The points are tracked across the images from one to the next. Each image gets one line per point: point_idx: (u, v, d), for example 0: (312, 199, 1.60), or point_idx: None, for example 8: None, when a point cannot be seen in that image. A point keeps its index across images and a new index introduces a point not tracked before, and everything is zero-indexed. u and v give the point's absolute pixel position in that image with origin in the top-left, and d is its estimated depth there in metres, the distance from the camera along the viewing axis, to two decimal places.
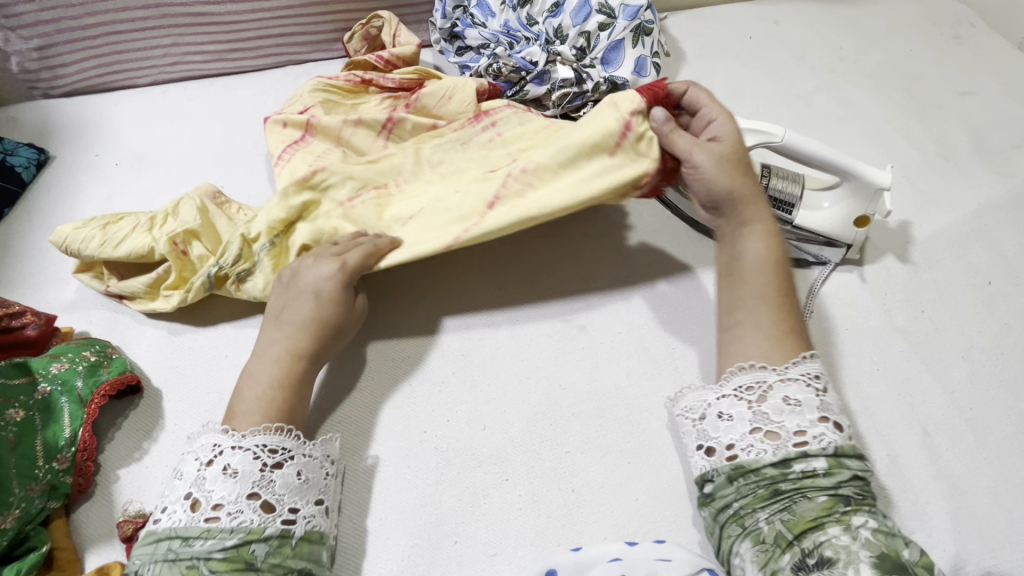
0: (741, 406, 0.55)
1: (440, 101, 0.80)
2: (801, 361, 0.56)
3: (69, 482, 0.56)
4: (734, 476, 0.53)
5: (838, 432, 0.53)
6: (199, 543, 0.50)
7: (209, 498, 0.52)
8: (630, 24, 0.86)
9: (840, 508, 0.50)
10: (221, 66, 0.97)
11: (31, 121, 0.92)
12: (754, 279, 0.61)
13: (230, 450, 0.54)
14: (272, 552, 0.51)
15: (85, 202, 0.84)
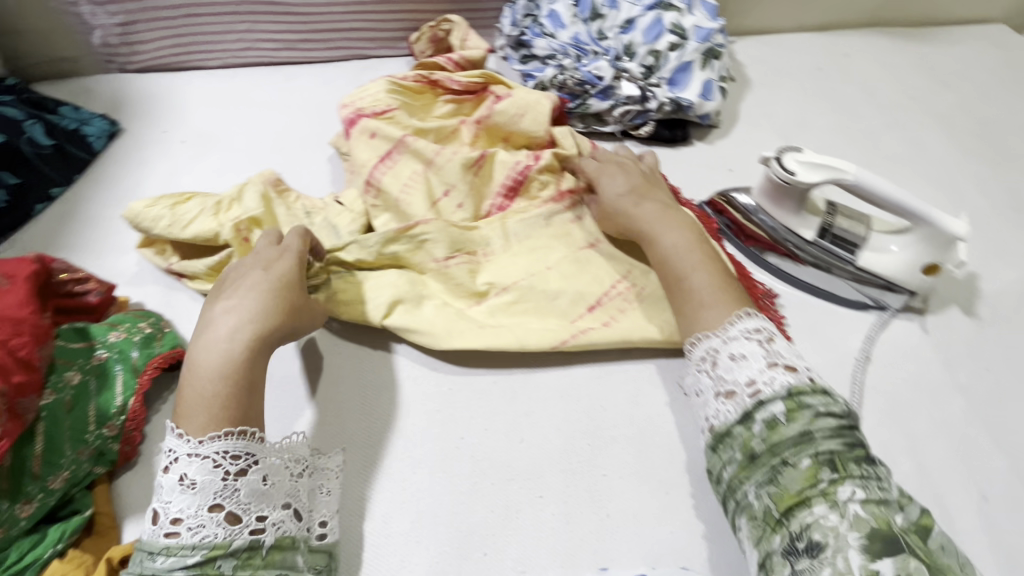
0: (704, 378, 0.59)
1: (512, 117, 0.83)
2: (743, 318, 0.60)
3: (116, 449, 0.57)
4: (716, 446, 0.56)
5: (790, 374, 0.56)
6: (162, 559, 0.48)
7: (166, 513, 0.49)
8: (701, 47, 0.85)
9: (824, 477, 0.50)
10: (289, 55, 0.99)
11: (105, 93, 0.95)
12: (685, 260, 0.66)
13: (186, 457, 0.50)
14: (241, 565, 0.49)
15: (148, 175, 0.86)
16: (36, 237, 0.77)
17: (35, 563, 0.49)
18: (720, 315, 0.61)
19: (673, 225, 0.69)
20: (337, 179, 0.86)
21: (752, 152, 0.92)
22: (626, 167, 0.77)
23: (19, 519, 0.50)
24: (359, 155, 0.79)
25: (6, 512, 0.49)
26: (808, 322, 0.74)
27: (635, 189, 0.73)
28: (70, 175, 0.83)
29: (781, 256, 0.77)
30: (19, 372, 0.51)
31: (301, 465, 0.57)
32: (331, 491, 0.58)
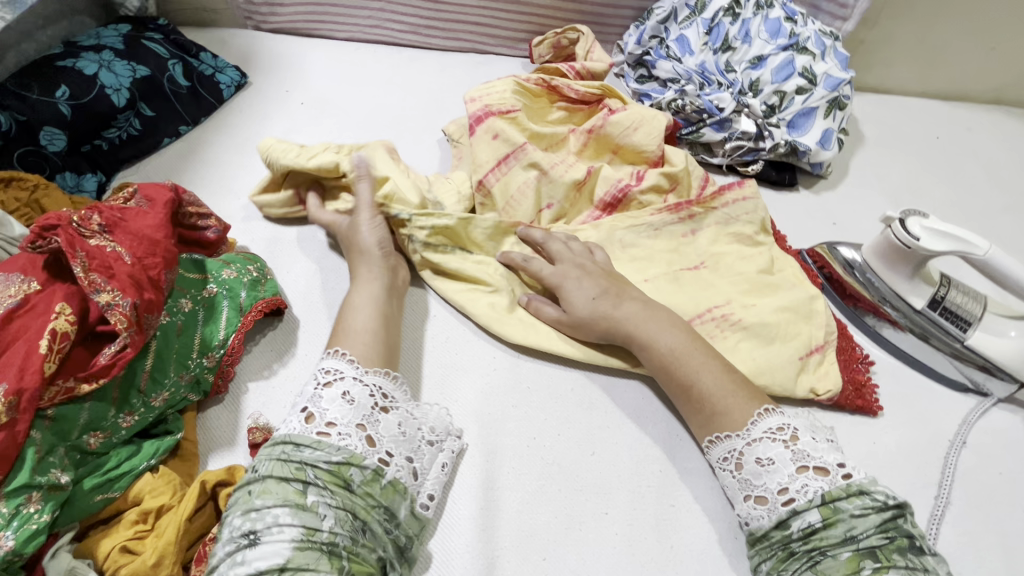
0: (726, 476, 0.58)
1: (626, 130, 0.84)
2: (762, 416, 0.58)
3: (211, 380, 0.59)
4: (754, 543, 0.56)
5: (824, 478, 0.54)
6: (310, 452, 0.51)
7: (324, 415, 0.53)
8: (828, 95, 0.84)
9: (867, 567, 0.49)
10: (413, 38, 1.03)
11: (239, 46, 1.00)
12: (683, 364, 0.62)
13: (351, 378, 0.56)
14: (366, 483, 0.51)
15: (267, 129, 0.89)
16: (161, 169, 0.82)
17: (130, 473, 0.51)
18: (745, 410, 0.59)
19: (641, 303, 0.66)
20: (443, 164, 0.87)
21: (858, 209, 0.89)
22: (588, 262, 0.70)
23: (120, 429, 0.52)
24: (477, 154, 0.80)
25: (111, 420, 0.51)
26: (899, 392, 0.71)
27: (606, 290, 0.67)
28: (198, 116, 0.87)
29: (882, 321, 0.75)
30: (151, 289, 0.52)
31: (433, 434, 0.58)
32: (445, 470, 0.57)
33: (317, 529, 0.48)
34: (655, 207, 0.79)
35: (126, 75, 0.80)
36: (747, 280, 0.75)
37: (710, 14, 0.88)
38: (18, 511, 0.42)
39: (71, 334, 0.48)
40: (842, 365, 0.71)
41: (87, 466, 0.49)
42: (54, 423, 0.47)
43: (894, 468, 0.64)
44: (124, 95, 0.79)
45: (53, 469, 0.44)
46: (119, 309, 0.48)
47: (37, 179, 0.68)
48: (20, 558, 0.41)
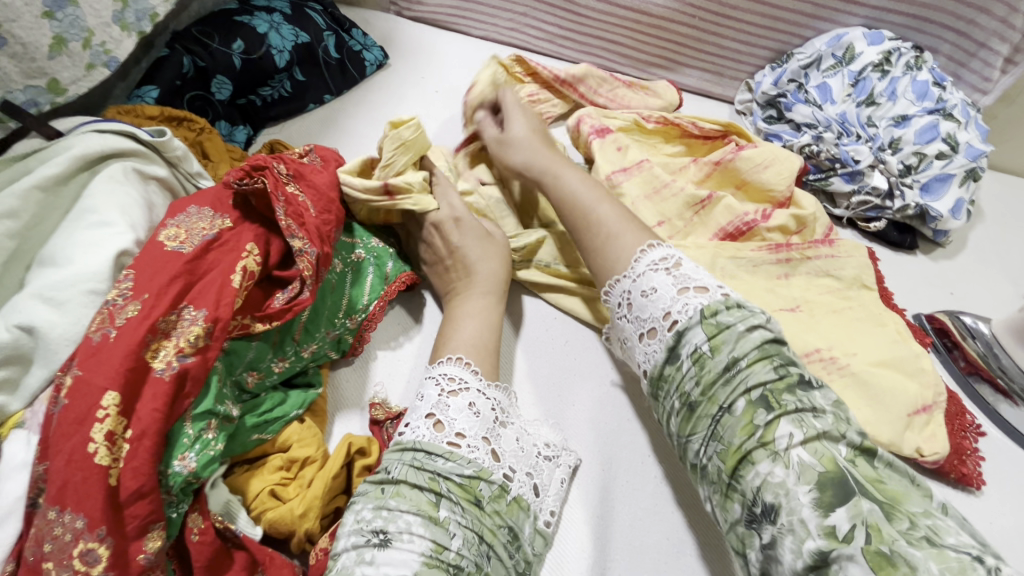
0: (626, 324, 0.56)
1: (756, 167, 0.83)
2: (648, 251, 0.57)
3: (349, 341, 0.60)
4: (657, 396, 0.54)
5: (703, 293, 0.52)
6: (442, 461, 0.48)
7: (454, 425, 0.50)
8: (969, 164, 0.83)
9: (760, 421, 0.45)
10: (546, 46, 1.05)
11: (381, 28, 1.03)
12: (588, 202, 0.65)
13: (476, 390, 0.54)
14: (494, 500, 0.49)
15: (402, 110, 0.91)
16: (301, 132, 0.85)
17: (282, 419, 0.51)
18: (631, 242, 0.59)
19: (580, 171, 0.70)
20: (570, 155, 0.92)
21: (978, 282, 0.86)
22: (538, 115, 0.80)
23: (272, 372, 0.53)
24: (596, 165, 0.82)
25: (267, 362, 0.52)
26: (1016, 475, 0.67)
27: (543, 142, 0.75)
28: (341, 89, 0.90)
29: (999, 395, 0.73)
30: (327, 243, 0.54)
31: (550, 449, 0.57)
32: (563, 486, 0.56)
33: (445, 547, 0.44)
34: (754, 246, 0.78)
35: (290, 39, 0.83)
36: (851, 332, 0.73)
37: (859, 67, 0.88)
38: (200, 435, 0.43)
39: (255, 273, 0.50)
40: (949, 430, 0.68)
41: (246, 403, 0.50)
42: (225, 354, 0.48)
43: (1009, 553, 0.61)
44: (285, 57, 0.82)
45: (227, 401, 0.46)
46: (306, 257, 0.51)
47: (204, 122, 0.70)
48: (196, 480, 0.43)
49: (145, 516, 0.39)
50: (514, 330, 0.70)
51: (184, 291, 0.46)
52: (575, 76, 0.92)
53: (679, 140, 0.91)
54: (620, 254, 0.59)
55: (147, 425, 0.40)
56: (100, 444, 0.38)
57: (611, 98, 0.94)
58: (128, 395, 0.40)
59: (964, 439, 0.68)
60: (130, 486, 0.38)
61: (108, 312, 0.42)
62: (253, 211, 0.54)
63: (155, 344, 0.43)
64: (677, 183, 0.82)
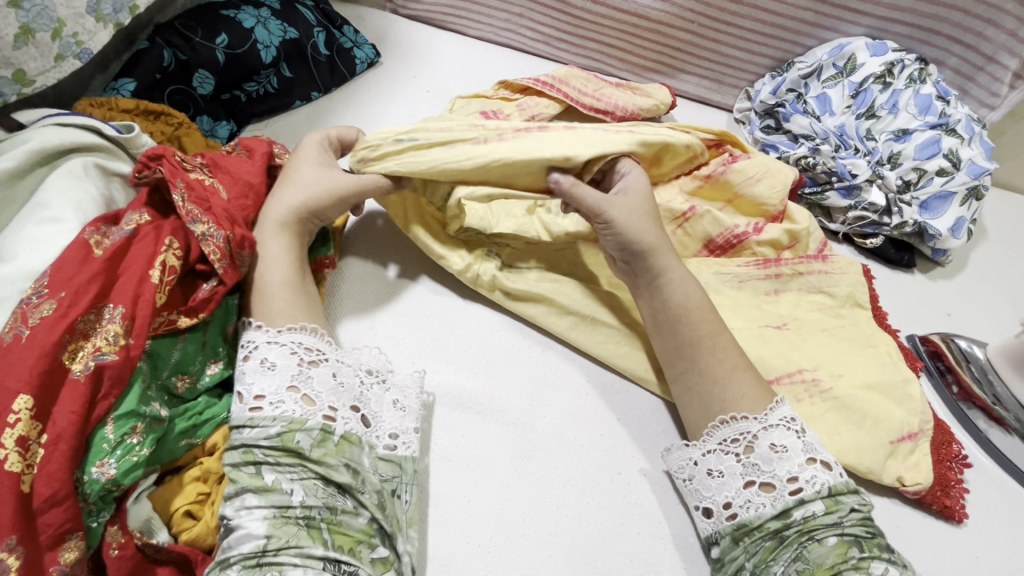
0: (728, 460, 0.56)
1: (748, 180, 0.80)
2: (776, 407, 0.58)
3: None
4: (739, 537, 0.54)
5: (828, 471, 0.55)
6: (247, 431, 0.50)
7: (249, 390, 0.52)
8: (970, 182, 0.80)
9: (853, 554, 0.50)
10: (542, 48, 1.03)
11: (376, 26, 1.02)
12: (689, 322, 0.62)
13: (265, 343, 0.54)
14: (316, 443, 0.51)
15: (391, 108, 0.89)
16: (286, 128, 0.84)
17: (212, 421, 0.52)
18: (750, 395, 0.58)
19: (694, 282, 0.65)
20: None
21: (977, 305, 0.83)
22: (642, 182, 0.68)
23: (204, 374, 0.54)
24: None
25: (196, 364, 0.53)
26: (1007, 508, 0.64)
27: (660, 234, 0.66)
28: (330, 86, 0.89)
29: (992, 422, 0.70)
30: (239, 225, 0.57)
31: (377, 377, 0.57)
32: (405, 408, 0.57)
33: (288, 505, 0.48)
34: (742, 261, 0.76)
35: (277, 34, 0.83)
36: (838, 353, 0.71)
37: (859, 78, 0.86)
38: (122, 440, 0.45)
39: (177, 268, 0.51)
40: (934, 459, 0.65)
41: (175, 406, 0.51)
42: (149, 355, 0.50)
43: None
44: (271, 52, 0.82)
45: (153, 402, 0.48)
46: (212, 241, 0.53)
47: (183, 117, 0.69)
48: (116, 487, 0.44)
49: (59, 525, 0.41)
50: (491, 335, 0.69)
51: (103, 289, 0.48)
52: (557, 76, 0.92)
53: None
54: (736, 402, 0.58)
55: (62, 428, 0.42)
56: (11, 449, 0.40)
57: (598, 97, 0.91)
58: (46, 398, 0.43)
59: (950, 469, 0.65)
60: (43, 493, 0.40)
61: (23, 311, 0.45)
62: (164, 201, 0.56)
63: (73, 345, 0.45)
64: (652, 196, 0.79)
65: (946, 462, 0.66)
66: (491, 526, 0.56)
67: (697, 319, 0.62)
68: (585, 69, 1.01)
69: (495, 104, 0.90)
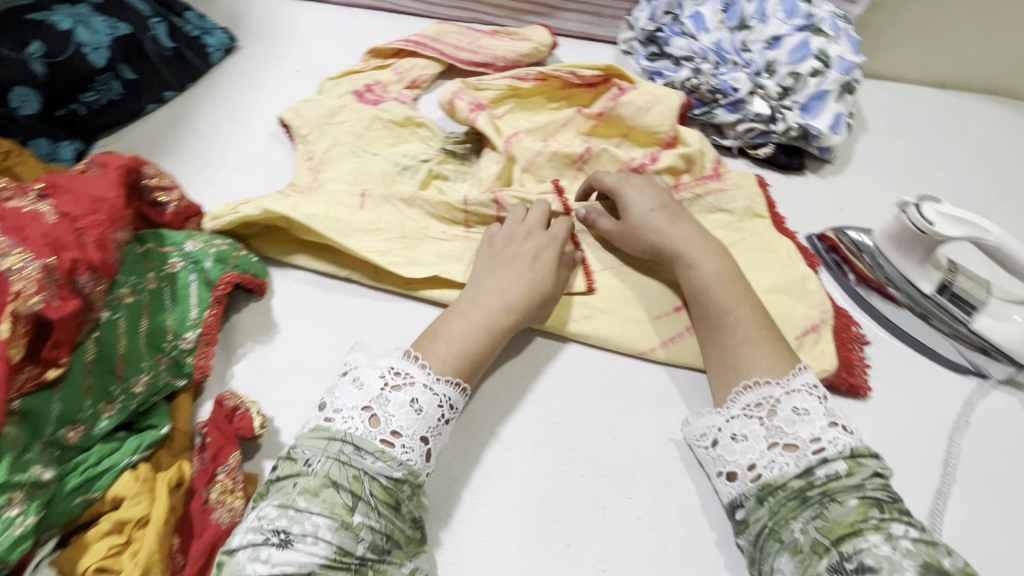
0: (752, 424, 0.56)
1: (638, 112, 0.81)
2: (799, 372, 0.58)
3: (192, 363, 0.55)
4: (764, 497, 0.54)
5: (850, 435, 0.54)
6: (371, 461, 0.50)
7: (390, 423, 0.52)
8: (842, 78, 0.83)
9: (874, 516, 0.48)
10: (414, 5, 0.97)
11: (226, 7, 0.93)
12: (720, 293, 0.64)
13: (422, 385, 0.55)
14: (412, 499, 0.52)
15: (260, 97, 0.83)
16: (143, 136, 0.76)
17: (110, 471, 0.48)
18: (760, 356, 0.59)
19: (719, 256, 0.67)
20: (447, 126, 0.85)
21: (863, 194, 0.89)
22: (653, 182, 0.73)
23: (99, 420, 0.49)
24: (485, 129, 0.78)
25: (87, 411, 0.48)
26: (905, 373, 0.72)
27: (664, 206, 0.70)
28: (185, 83, 0.82)
29: (887, 301, 0.75)
30: (70, 248, 0.47)
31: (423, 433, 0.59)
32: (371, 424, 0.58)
33: (348, 550, 0.46)
34: None
35: (105, 32, 0.74)
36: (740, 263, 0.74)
37: None
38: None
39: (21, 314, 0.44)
40: (837, 346, 0.70)
41: (66, 463, 0.47)
42: (23, 416, 0.44)
43: (904, 449, 0.65)
44: (104, 54, 0.73)
45: (32, 466, 0.43)
46: (25, 273, 0.44)
47: (9, 145, 0.61)
48: (4, 565, 0.41)
49: None
50: (405, 315, 0.67)
51: None
52: (428, 35, 0.89)
53: (561, 93, 0.88)
54: (749, 367, 0.59)
55: None
56: None
57: (475, 50, 0.89)
58: None
59: (851, 350, 0.71)
60: None
61: None
62: None
63: None
64: (545, 144, 0.79)
65: (845, 343, 0.71)
66: (438, 500, 0.57)
67: (722, 302, 0.63)
68: (460, 22, 0.96)
69: (370, 74, 0.86)
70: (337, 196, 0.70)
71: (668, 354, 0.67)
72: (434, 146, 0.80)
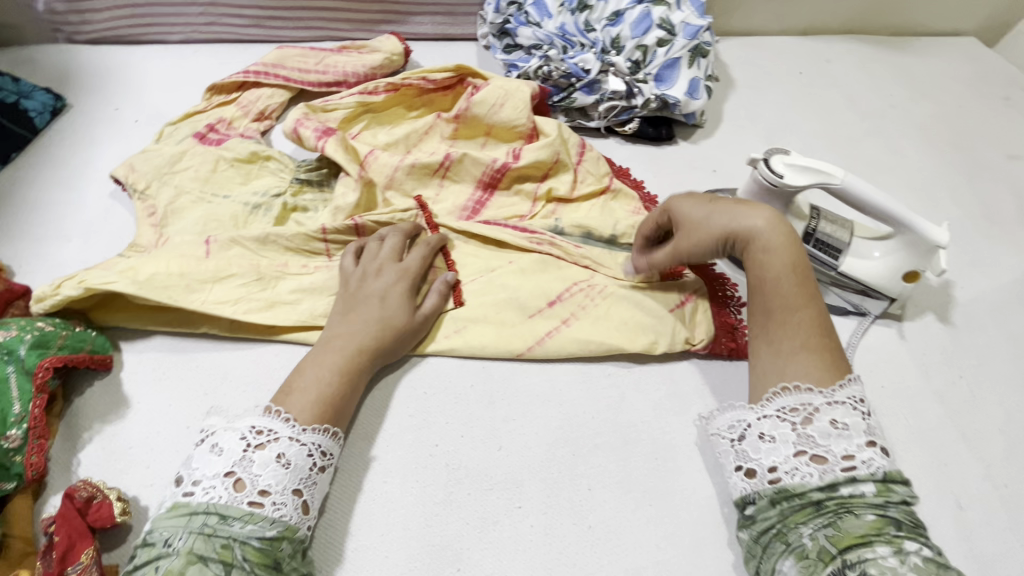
0: (784, 427, 0.51)
1: (492, 108, 0.79)
2: (847, 384, 0.53)
3: (21, 461, 0.52)
4: (778, 499, 0.49)
5: (887, 458, 0.49)
6: (238, 525, 0.47)
7: (255, 484, 0.48)
8: (689, 44, 0.83)
9: (890, 533, 0.44)
10: (259, 33, 0.93)
11: (51, 65, 0.87)
12: (778, 288, 0.57)
13: (287, 439, 0.51)
14: (296, 559, 0.49)
15: (97, 156, 0.78)
16: None
17: None
18: (806, 365, 0.54)
19: (790, 247, 0.58)
20: (303, 155, 0.82)
21: (735, 153, 0.90)
22: (725, 162, 0.64)
23: None
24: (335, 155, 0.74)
25: None
26: None
27: (726, 189, 0.63)
28: (7, 153, 0.75)
29: None
30: None
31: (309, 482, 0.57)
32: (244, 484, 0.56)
33: None
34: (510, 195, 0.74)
35: None
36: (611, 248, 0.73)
37: None
38: None
39: None
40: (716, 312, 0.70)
41: None
42: None
43: None
44: None
45: None
46: None
47: None
48: None
49: None
50: (269, 363, 0.64)
51: None
52: (269, 62, 0.85)
53: (419, 101, 0.86)
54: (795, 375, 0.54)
55: None
56: None
57: (324, 70, 0.86)
58: None
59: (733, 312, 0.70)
60: None
61: None
62: None
63: None
64: (404, 156, 0.77)
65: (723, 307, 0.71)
66: (315, 552, 0.54)
67: (773, 283, 0.57)
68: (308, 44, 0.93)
69: (213, 113, 0.81)
70: (181, 248, 0.66)
71: (548, 351, 0.66)
72: (286, 178, 0.76)
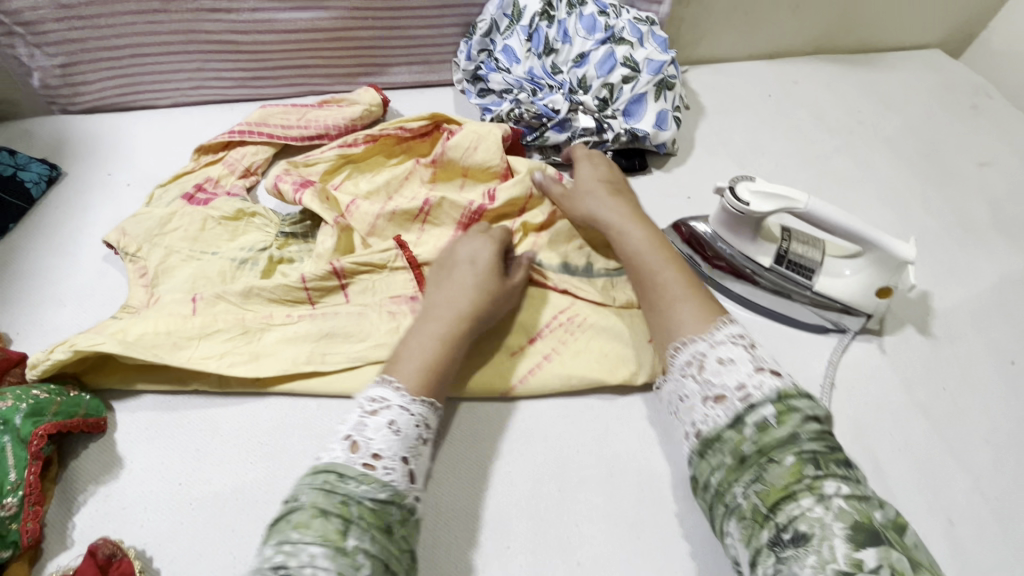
0: (689, 383, 0.56)
1: (466, 152, 0.82)
2: (722, 326, 0.59)
3: (17, 529, 0.53)
4: (705, 452, 0.53)
5: (779, 378, 0.53)
6: (355, 485, 0.49)
7: (369, 446, 0.51)
8: (653, 79, 0.87)
9: (809, 473, 0.47)
10: (244, 92, 0.98)
11: (46, 136, 0.91)
12: (648, 257, 0.67)
13: (398, 406, 0.54)
14: (404, 523, 0.50)
15: (91, 221, 0.81)
16: None
17: None
18: (688, 312, 0.61)
19: (651, 228, 0.71)
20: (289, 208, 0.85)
21: (708, 178, 0.93)
22: (609, 164, 0.80)
23: None
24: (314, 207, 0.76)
25: None
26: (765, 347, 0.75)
27: (612, 184, 0.77)
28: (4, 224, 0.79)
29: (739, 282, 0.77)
30: None
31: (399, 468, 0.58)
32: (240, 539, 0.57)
33: None
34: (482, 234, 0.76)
35: None
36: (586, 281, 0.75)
37: (528, 20, 0.89)
38: None
39: None
40: None
41: None
42: None
43: None
44: None
45: None
46: None
47: None
48: None
49: None
50: (259, 415, 0.65)
51: None
52: (253, 121, 0.88)
53: (398, 148, 0.89)
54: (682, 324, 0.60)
55: None
56: None
57: (305, 124, 0.90)
58: None
59: None
60: None
61: None
62: None
63: None
64: (385, 203, 0.80)
65: None
66: None
67: (639, 254, 0.68)
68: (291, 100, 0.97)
69: (201, 172, 0.85)
70: (170, 307, 0.68)
71: (529, 390, 0.67)
72: (272, 232, 0.79)
